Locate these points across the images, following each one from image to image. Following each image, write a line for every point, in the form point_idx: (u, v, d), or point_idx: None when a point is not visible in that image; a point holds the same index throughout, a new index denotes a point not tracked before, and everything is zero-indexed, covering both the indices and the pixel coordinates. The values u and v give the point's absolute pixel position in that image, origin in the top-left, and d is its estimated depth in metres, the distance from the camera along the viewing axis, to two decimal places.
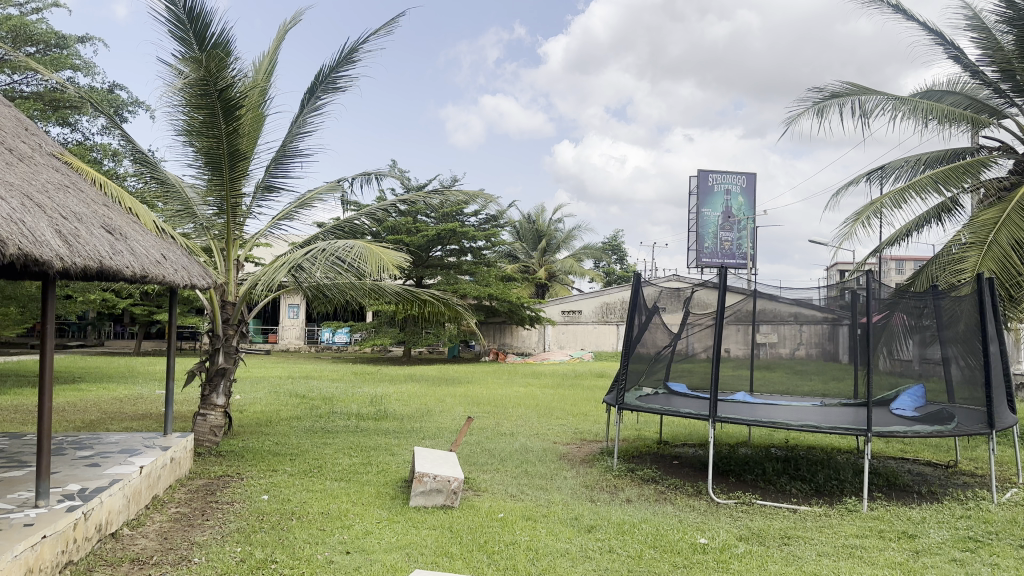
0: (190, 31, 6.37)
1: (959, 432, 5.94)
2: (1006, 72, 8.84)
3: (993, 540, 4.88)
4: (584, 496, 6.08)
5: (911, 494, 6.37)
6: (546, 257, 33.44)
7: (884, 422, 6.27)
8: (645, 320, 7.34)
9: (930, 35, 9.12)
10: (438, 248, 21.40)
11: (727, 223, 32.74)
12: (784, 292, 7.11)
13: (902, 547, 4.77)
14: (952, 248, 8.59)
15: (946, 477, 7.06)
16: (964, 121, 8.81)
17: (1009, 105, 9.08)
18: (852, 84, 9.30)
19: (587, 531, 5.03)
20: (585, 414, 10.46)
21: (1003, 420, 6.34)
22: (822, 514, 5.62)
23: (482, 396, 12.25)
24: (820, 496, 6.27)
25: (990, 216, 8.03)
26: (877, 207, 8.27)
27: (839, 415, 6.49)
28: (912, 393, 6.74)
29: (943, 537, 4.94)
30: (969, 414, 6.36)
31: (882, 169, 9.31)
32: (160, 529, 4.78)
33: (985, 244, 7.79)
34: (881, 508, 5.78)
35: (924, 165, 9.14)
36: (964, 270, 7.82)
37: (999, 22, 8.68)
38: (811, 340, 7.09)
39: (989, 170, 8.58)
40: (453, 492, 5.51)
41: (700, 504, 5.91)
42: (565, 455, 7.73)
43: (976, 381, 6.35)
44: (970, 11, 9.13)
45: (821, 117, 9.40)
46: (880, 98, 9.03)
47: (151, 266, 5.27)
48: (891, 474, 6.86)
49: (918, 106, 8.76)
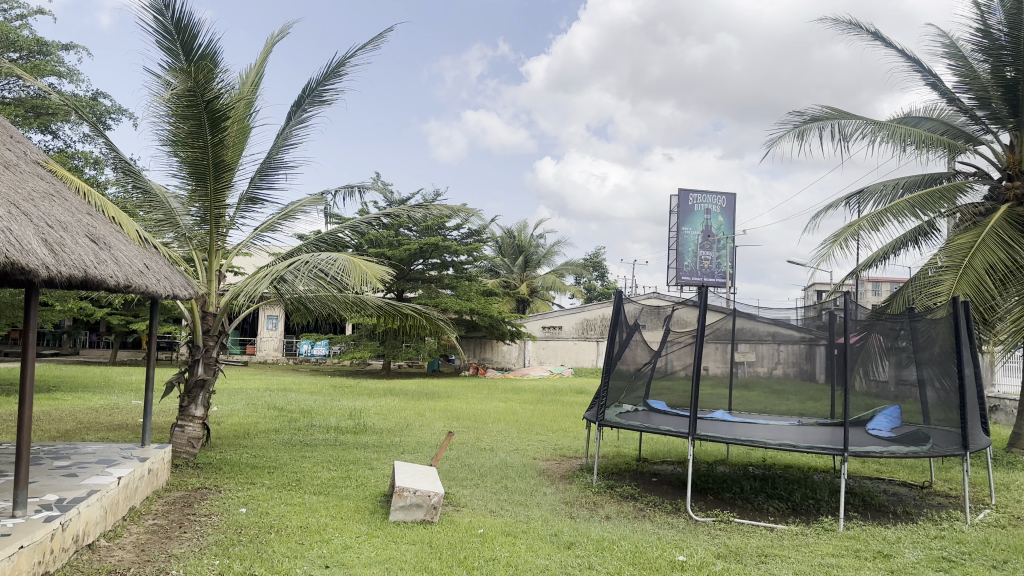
0: (178, 42, 6.40)
1: (934, 454, 6.03)
2: (982, 99, 9.01)
3: (967, 560, 4.95)
4: (563, 512, 6.10)
5: (887, 514, 6.44)
6: (526, 272, 33.58)
7: (860, 442, 6.33)
8: (626, 336, 7.40)
9: (909, 62, 9.31)
10: (419, 261, 21.37)
11: (707, 243, 32.96)
12: (762, 312, 7.32)
13: (877, 566, 4.82)
14: (929, 271, 8.71)
15: (921, 498, 7.14)
16: (942, 147, 8.99)
17: (985, 132, 9.25)
18: (830, 108, 9.46)
19: (567, 548, 5.03)
20: (565, 430, 10.49)
21: (977, 442, 6.45)
22: (798, 533, 5.67)
23: (461, 410, 12.26)
24: (797, 515, 6.31)
25: (966, 241, 8.22)
26: (854, 229, 8.38)
27: (816, 434, 6.55)
28: (888, 414, 6.71)
29: (917, 557, 5.00)
30: (944, 435, 6.43)
31: (860, 194, 9.47)
32: (137, 541, 4.73)
33: (961, 268, 7.93)
34: (857, 528, 5.82)
35: (901, 190, 9.31)
36: (941, 292, 7.92)
37: (976, 50, 8.84)
38: (788, 359, 7.19)
39: (965, 195, 8.76)
40: (433, 507, 5.51)
41: (678, 521, 5.94)
42: (544, 471, 7.74)
43: (950, 404, 6.45)
44: (946, 40, 9.31)
45: (801, 140, 9.55)
46: (859, 122, 9.19)
47: (134, 276, 5.25)
48: (867, 495, 6.92)
49: (896, 131, 8.93)
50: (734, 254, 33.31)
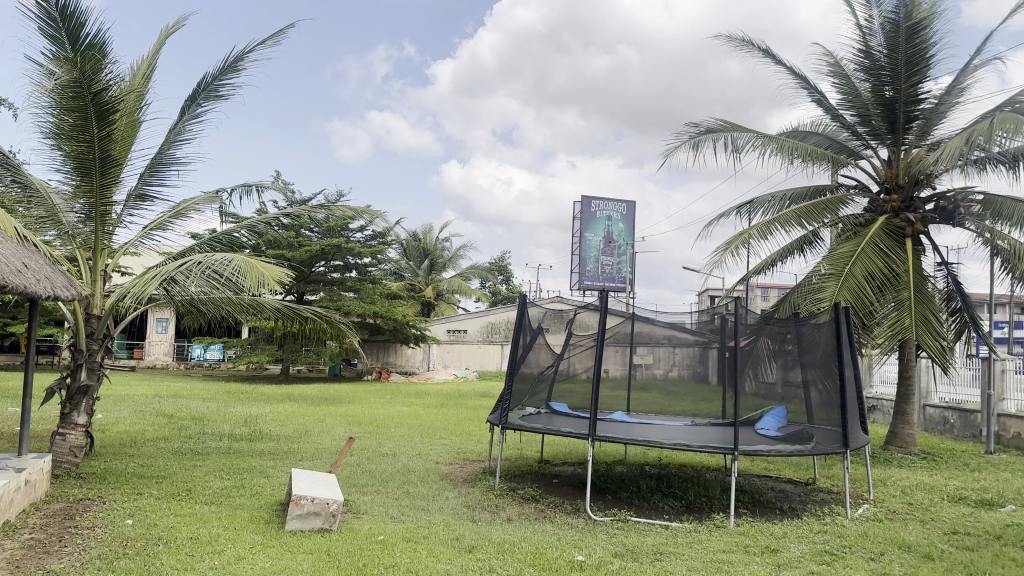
0: (63, 30, 6.04)
1: (816, 451, 6.36)
2: (863, 117, 9.59)
3: (847, 552, 5.25)
4: (465, 516, 6.09)
5: (773, 510, 6.75)
6: (431, 275, 33.47)
7: (750, 441, 6.61)
8: (529, 340, 7.55)
9: (797, 79, 9.81)
10: (321, 263, 20.93)
11: (608, 248, 33.80)
12: (660, 316, 7.62)
13: (765, 561, 5.05)
14: (813, 278, 9.18)
15: (805, 494, 7.53)
16: (826, 161, 9.52)
17: (865, 147, 9.86)
18: (724, 121, 9.87)
19: (468, 552, 5.03)
20: (468, 434, 10.49)
21: (857, 440, 6.81)
22: (692, 530, 5.87)
23: (362, 415, 12.06)
24: (690, 513, 6.54)
25: (847, 250, 8.73)
26: (744, 238, 8.76)
27: (709, 434, 6.81)
28: (775, 414, 7.04)
29: (801, 551, 5.27)
30: (827, 434, 6.75)
31: (751, 204, 9.91)
32: (10, 558, 4.43)
33: (842, 275, 8.40)
34: (746, 523, 6.08)
35: (788, 201, 9.81)
36: (823, 299, 8.35)
37: (857, 70, 9.41)
38: (683, 362, 7.55)
39: (847, 207, 9.31)
40: (331, 514, 5.40)
41: (578, 522, 6.04)
42: (447, 475, 7.72)
43: (832, 404, 6.82)
44: (831, 60, 9.87)
45: (696, 151, 9.90)
46: (750, 135, 9.62)
47: (10, 276, 4.92)
48: (755, 492, 7.23)
49: (784, 144, 9.39)
50: (634, 260, 34.32)
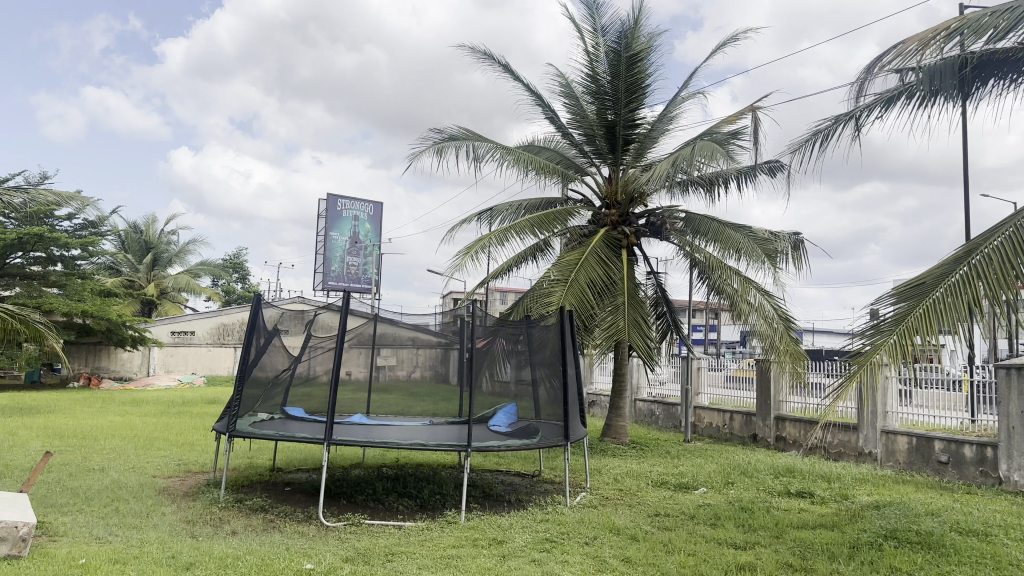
0: None
1: (541, 445, 6.80)
2: (589, 136, 10.45)
3: (565, 539, 5.67)
4: (184, 532, 5.64)
5: (501, 503, 7.11)
6: (157, 272, 30.71)
7: (481, 438, 6.90)
8: (264, 343, 7.21)
9: (532, 96, 10.45)
10: (15, 254, 18.24)
11: (353, 249, 33.53)
12: (404, 317, 7.57)
13: (491, 553, 5.28)
14: (544, 283, 9.78)
15: (531, 486, 8.03)
16: (557, 175, 10.27)
17: (590, 164, 10.77)
18: (466, 131, 10.22)
19: (184, 571, 4.66)
20: (192, 443, 9.75)
21: (576, 433, 7.38)
22: (424, 528, 5.98)
23: (63, 428, 10.66)
24: (424, 511, 6.66)
25: (573, 257, 9.45)
26: (483, 244, 9.13)
27: (444, 433, 7.00)
28: (506, 411, 7.40)
29: (525, 540, 5.60)
30: (551, 428, 7.26)
31: (491, 211, 10.37)
32: None
33: (568, 281, 9.06)
34: (475, 518, 6.33)
35: (524, 210, 10.42)
36: (551, 303, 8.89)
37: (585, 93, 10.23)
38: (425, 362, 7.70)
39: (574, 218, 10.11)
40: (20, 539, 4.69)
41: (309, 529, 5.87)
42: (165, 489, 7.09)
43: (557, 400, 7.31)
44: (563, 81, 10.64)
45: (439, 157, 10.12)
46: (490, 146, 10.06)
47: None
48: (486, 486, 7.56)
49: (520, 156, 9.95)
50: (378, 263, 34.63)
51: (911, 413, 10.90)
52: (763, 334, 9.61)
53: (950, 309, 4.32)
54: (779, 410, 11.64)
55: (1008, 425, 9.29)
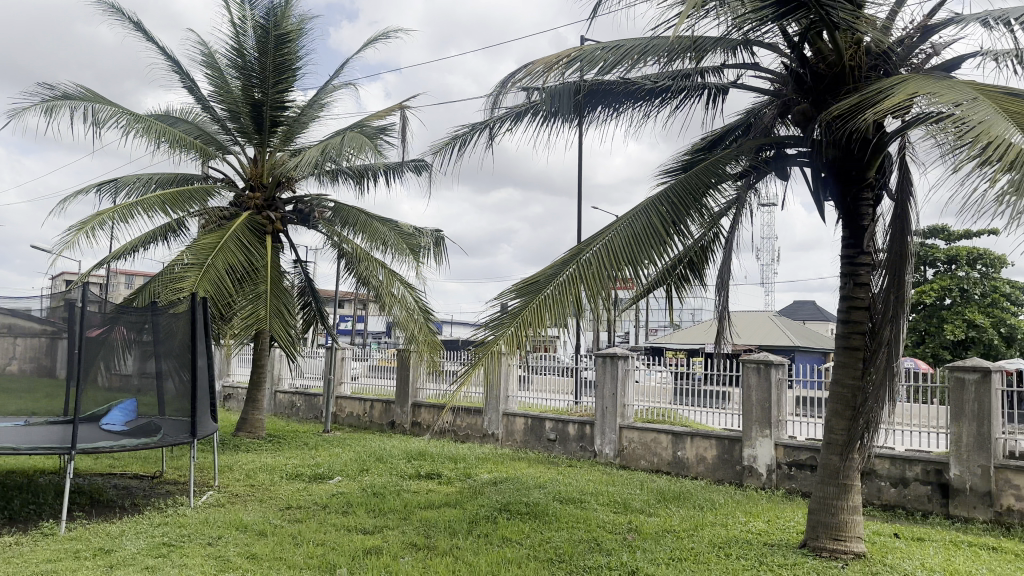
0: None
1: (165, 443, 6.23)
2: (232, 113, 9.82)
3: (186, 541, 5.27)
4: None
5: (114, 509, 6.36)
6: None
7: (91, 438, 6.09)
8: None
9: (169, 62, 9.53)
10: None
11: None
12: None
13: (97, 564, 4.67)
14: (176, 267, 8.95)
15: (151, 488, 7.31)
16: (195, 151, 9.54)
17: (233, 143, 10.16)
18: (84, 90, 8.96)
19: None
20: None
21: (204, 428, 6.89)
22: (10, 544, 5.08)
23: None
24: (14, 524, 5.68)
25: (209, 240, 8.76)
26: (101, 220, 8.07)
27: (43, 433, 6.04)
28: (123, 407, 6.82)
29: (139, 547, 5.07)
30: (174, 425, 6.70)
31: (115, 184, 9.24)
32: None
33: (204, 265, 8.38)
34: (79, 527, 5.57)
35: (155, 185, 9.49)
36: (183, 289, 8.14)
37: (229, 67, 9.59)
38: (26, 354, 6.59)
39: (214, 199, 9.49)
40: None
41: None
42: None
43: (184, 395, 6.73)
44: (205, 51, 9.87)
45: (48, 115, 8.69)
46: (114, 110, 8.93)
47: None
48: (95, 492, 6.69)
49: (151, 126, 9.03)
50: None
51: (528, 397, 12.38)
52: (404, 325, 9.93)
53: (558, 302, 5.19)
54: (414, 398, 12.24)
55: (603, 407, 11.12)
